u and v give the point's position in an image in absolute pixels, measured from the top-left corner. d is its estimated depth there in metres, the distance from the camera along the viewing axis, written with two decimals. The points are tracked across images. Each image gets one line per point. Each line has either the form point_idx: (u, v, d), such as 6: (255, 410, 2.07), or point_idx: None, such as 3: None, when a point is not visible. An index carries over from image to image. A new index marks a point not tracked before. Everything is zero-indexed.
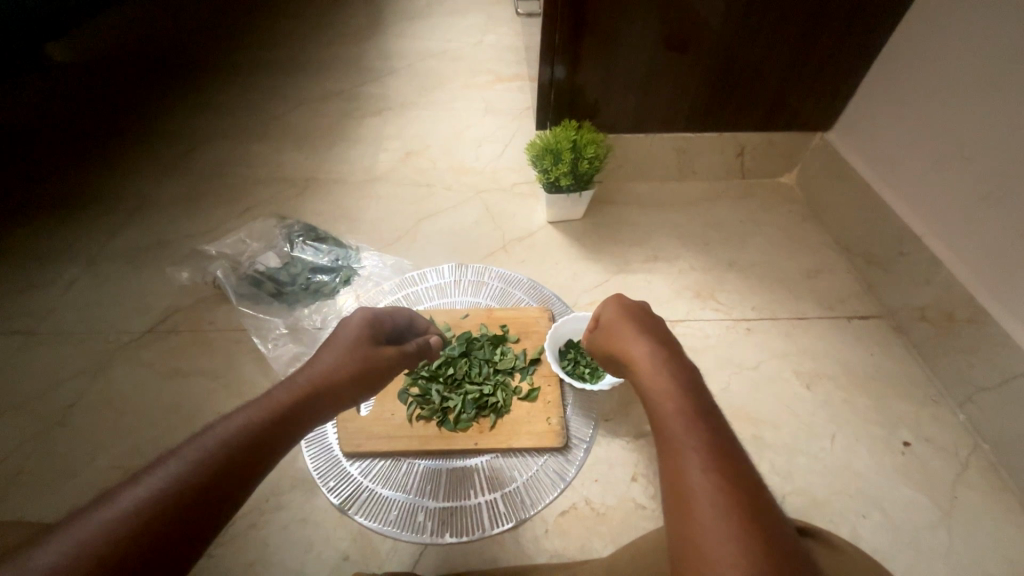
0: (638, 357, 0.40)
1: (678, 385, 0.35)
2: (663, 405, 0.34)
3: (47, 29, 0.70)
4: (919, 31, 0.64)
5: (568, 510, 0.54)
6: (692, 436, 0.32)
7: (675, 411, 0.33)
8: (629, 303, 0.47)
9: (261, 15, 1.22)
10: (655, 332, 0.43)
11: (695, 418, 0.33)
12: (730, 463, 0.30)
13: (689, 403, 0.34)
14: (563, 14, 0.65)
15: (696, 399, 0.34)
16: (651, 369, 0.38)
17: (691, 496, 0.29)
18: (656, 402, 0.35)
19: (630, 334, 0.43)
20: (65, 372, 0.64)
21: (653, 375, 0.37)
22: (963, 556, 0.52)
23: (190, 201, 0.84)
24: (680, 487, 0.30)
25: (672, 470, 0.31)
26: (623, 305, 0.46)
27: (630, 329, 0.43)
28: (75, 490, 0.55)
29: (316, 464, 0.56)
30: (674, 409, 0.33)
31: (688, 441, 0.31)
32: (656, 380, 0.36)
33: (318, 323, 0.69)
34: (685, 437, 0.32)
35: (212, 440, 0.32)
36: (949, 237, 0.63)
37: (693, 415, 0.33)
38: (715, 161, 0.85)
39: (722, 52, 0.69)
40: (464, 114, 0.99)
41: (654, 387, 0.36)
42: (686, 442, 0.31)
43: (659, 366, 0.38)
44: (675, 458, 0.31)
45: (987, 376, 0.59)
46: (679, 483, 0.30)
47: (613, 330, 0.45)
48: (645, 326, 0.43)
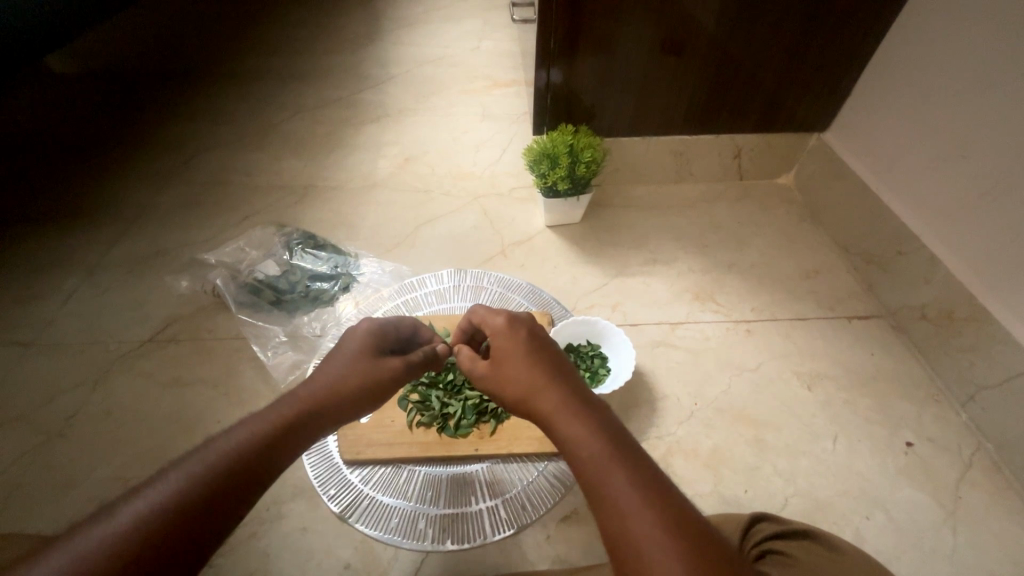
0: (541, 395, 0.35)
1: (592, 425, 0.32)
2: (583, 454, 0.31)
3: (46, 41, 0.71)
4: (912, 31, 0.65)
5: (568, 515, 0.55)
6: (623, 482, 0.29)
7: (598, 457, 0.30)
8: (513, 319, 0.41)
9: (259, 24, 1.23)
10: (548, 351, 0.39)
11: (618, 461, 0.30)
12: (663, 501, 0.29)
13: (611, 444, 0.31)
14: (558, 18, 0.65)
15: (615, 442, 0.31)
16: (560, 409, 0.34)
17: (636, 553, 0.27)
18: (575, 451, 0.32)
19: (524, 363, 0.37)
20: (64, 383, 0.64)
21: (565, 417, 0.33)
22: (967, 556, 0.51)
23: (189, 210, 0.84)
24: (622, 543, 0.28)
25: (610, 525, 0.28)
26: (508, 326, 0.41)
27: (521, 358, 0.38)
28: (74, 502, 0.55)
29: (316, 472, 0.56)
30: (597, 455, 0.31)
31: (620, 489, 0.29)
32: (567, 421, 0.33)
33: (317, 331, 0.69)
34: (616, 484, 0.29)
35: (213, 453, 0.32)
36: (946, 235, 0.63)
37: (616, 458, 0.30)
38: (713, 163, 0.86)
39: (717, 55, 0.69)
40: (462, 120, 1.00)
41: (568, 431, 0.33)
42: (617, 493, 0.29)
43: (567, 405, 0.34)
44: (609, 513, 0.29)
45: (988, 374, 0.59)
46: (621, 538, 0.28)
47: (503, 359, 0.39)
48: (536, 350, 0.38)
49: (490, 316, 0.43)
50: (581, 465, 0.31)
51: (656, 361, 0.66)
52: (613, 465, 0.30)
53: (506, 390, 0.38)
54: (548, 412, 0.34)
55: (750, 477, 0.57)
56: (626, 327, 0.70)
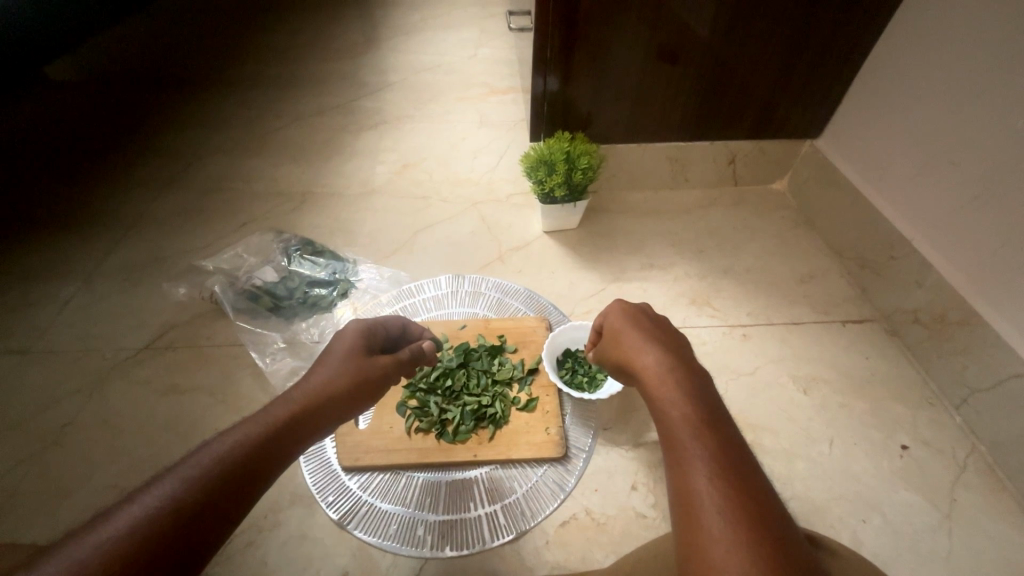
0: (642, 358, 0.38)
1: (687, 391, 0.34)
2: (671, 414, 0.33)
3: (46, 50, 0.72)
4: (901, 41, 0.66)
5: (567, 521, 0.53)
6: (703, 447, 0.31)
7: (685, 414, 0.33)
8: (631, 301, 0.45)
9: (257, 31, 1.24)
10: (663, 330, 0.42)
11: (706, 426, 0.32)
12: (740, 472, 0.30)
13: (701, 412, 0.33)
14: (554, 27, 0.66)
15: (705, 408, 0.33)
16: (657, 373, 0.36)
17: (700, 509, 0.28)
18: (664, 411, 0.34)
19: (635, 333, 0.41)
20: (61, 391, 0.64)
21: (660, 380, 0.36)
22: (963, 559, 0.52)
23: (186, 217, 0.84)
24: (688, 499, 0.29)
25: (681, 482, 0.30)
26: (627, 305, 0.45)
27: (632, 329, 0.42)
28: (70, 511, 0.54)
29: (314, 479, 0.56)
30: (686, 412, 0.33)
31: (698, 452, 0.31)
32: (664, 381, 0.36)
33: (315, 337, 0.69)
34: (696, 448, 0.31)
35: (208, 457, 0.33)
36: (938, 241, 0.64)
37: (705, 425, 0.32)
38: (707, 170, 0.86)
39: (712, 63, 0.70)
40: (459, 126, 1.00)
41: (661, 387, 0.35)
42: (696, 454, 0.30)
43: (665, 371, 0.36)
44: (683, 469, 0.30)
45: (979, 377, 0.60)
46: (688, 493, 0.29)
47: (616, 329, 0.43)
48: (650, 326, 0.42)
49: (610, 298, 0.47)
50: (668, 423, 0.33)
51: None
52: (701, 429, 0.32)
53: (615, 357, 0.42)
54: (646, 375, 0.37)
55: None
56: None
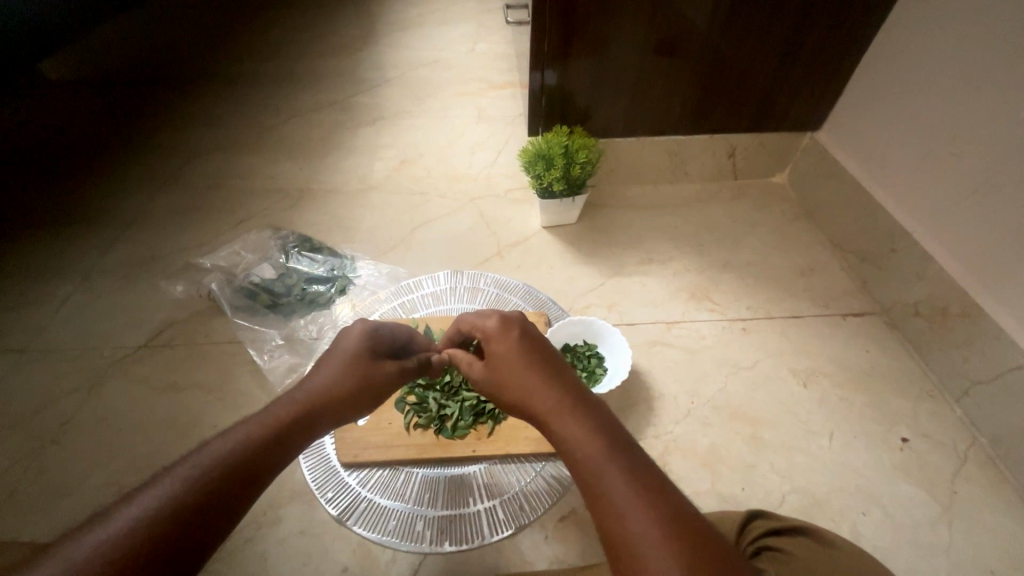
0: (536, 396, 0.35)
1: (587, 424, 0.32)
2: (577, 454, 0.31)
3: (40, 46, 0.71)
4: (901, 31, 0.65)
5: (566, 515, 0.55)
6: (618, 481, 0.29)
7: (593, 455, 0.31)
8: (505, 319, 0.41)
9: (253, 28, 1.23)
10: (542, 351, 0.39)
11: (617, 463, 0.30)
12: (658, 498, 0.29)
13: (605, 443, 0.31)
14: (552, 20, 0.65)
15: (611, 443, 0.31)
16: (554, 408, 0.34)
17: (630, 549, 0.27)
18: (570, 451, 0.32)
19: (520, 363, 0.38)
20: (60, 389, 0.64)
21: (560, 417, 0.33)
22: (963, 551, 0.52)
23: (184, 214, 0.84)
24: (616, 540, 0.28)
25: (607, 524, 0.29)
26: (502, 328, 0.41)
27: (513, 359, 0.38)
28: (70, 508, 0.55)
29: (313, 475, 0.56)
30: (593, 454, 0.31)
31: (614, 488, 0.29)
32: (563, 420, 0.33)
33: (313, 334, 0.69)
34: (612, 485, 0.29)
35: (207, 457, 0.32)
36: (938, 233, 0.64)
37: (614, 457, 0.31)
38: (706, 163, 0.86)
39: (710, 55, 0.69)
40: (457, 122, 1.00)
41: (563, 427, 0.33)
42: (612, 491, 0.29)
43: (565, 408, 0.33)
44: (605, 510, 0.29)
45: (980, 369, 0.59)
46: (622, 542, 0.28)
47: (499, 359, 0.39)
48: (530, 350, 0.38)
49: (485, 315, 0.44)
50: (578, 464, 0.31)
51: (653, 361, 0.66)
52: (610, 463, 0.30)
53: (503, 393, 0.38)
54: (542, 412, 0.34)
55: (747, 475, 0.57)
56: (622, 326, 0.70)
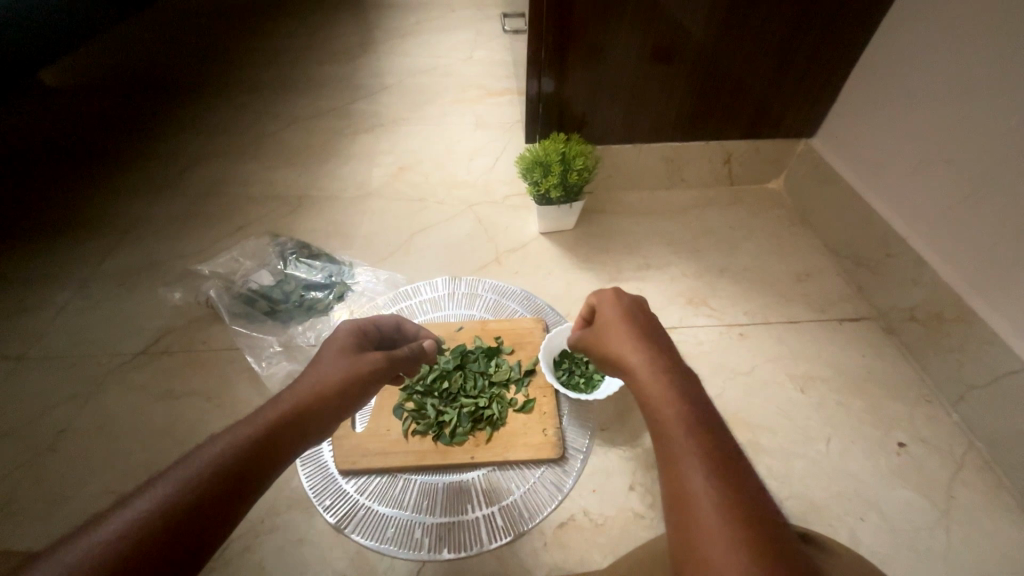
0: (631, 356, 0.38)
1: (677, 390, 0.34)
2: (661, 412, 0.33)
3: (42, 53, 0.72)
4: (894, 39, 0.66)
5: (565, 522, 0.53)
6: (692, 442, 0.31)
7: (673, 414, 0.32)
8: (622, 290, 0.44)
9: (251, 35, 1.24)
10: (654, 328, 0.41)
11: (696, 425, 0.32)
12: (733, 474, 0.29)
13: (691, 410, 0.33)
14: (548, 29, 0.66)
15: (695, 408, 0.33)
16: (649, 371, 0.36)
17: (695, 508, 0.28)
18: (656, 409, 0.33)
19: (625, 330, 0.40)
20: (57, 397, 0.64)
21: (651, 379, 0.35)
22: (962, 556, 0.52)
23: (183, 220, 0.84)
24: (684, 497, 0.29)
25: (674, 474, 0.30)
26: (614, 298, 0.43)
27: (620, 325, 0.41)
28: (66, 518, 0.54)
29: (311, 482, 0.56)
30: (676, 413, 0.32)
31: (692, 453, 0.30)
32: (652, 380, 0.35)
33: (311, 340, 0.69)
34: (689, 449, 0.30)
35: (202, 461, 0.32)
36: (934, 240, 0.64)
37: (693, 420, 0.32)
38: (703, 169, 0.87)
39: (706, 63, 0.70)
40: (455, 129, 1.00)
41: (650, 385, 0.35)
42: (690, 456, 0.30)
43: (653, 368, 0.36)
44: (679, 469, 0.30)
45: (976, 374, 0.60)
46: (683, 492, 0.29)
47: (606, 323, 0.42)
48: (641, 322, 0.41)
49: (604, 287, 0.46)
50: (657, 417, 0.33)
51: None
52: (687, 424, 0.32)
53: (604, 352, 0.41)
54: (635, 371, 0.36)
55: None
56: None
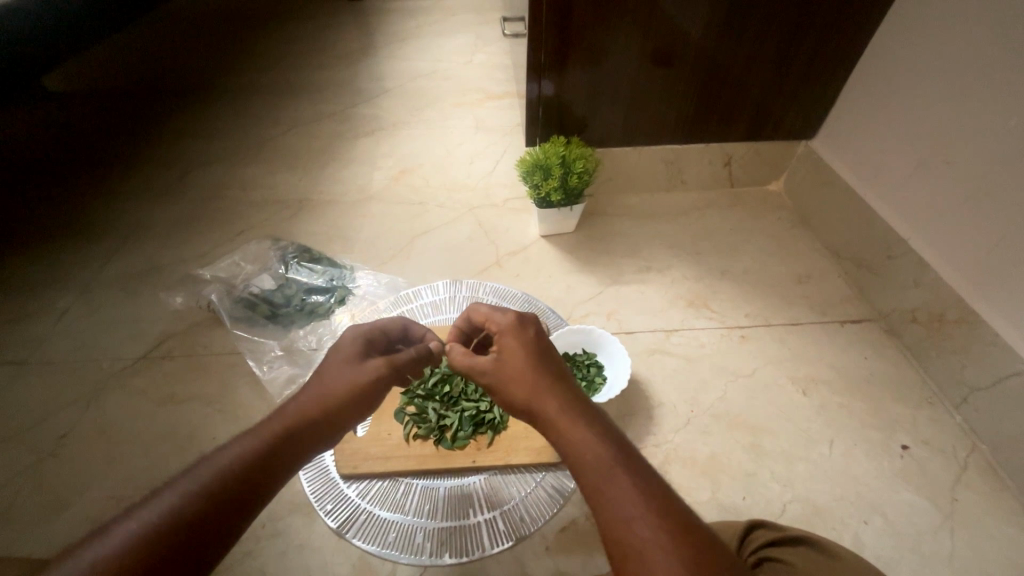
0: (542, 399, 0.35)
1: (595, 431, 0.33)
2: (584, 462, 0.31)
3: (43, 58, 0.72)
4: (893, 40, 0.66)
5: (567, 527, 0.54)
6: (626, 484, 0.30)
7: (598, 461, 0.31)
8: (520, 319, 0.42)
9: (253, 40, 1.24)
10: (547, 356, 0.39)
11: (621, 467, 0.31)
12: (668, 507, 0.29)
13: (613, 449, 0.32)
14: (548, 33, 0.66)
15: (617, 449, 0.32)
16: (562, 413, 0.34)
17: (636, 555, 0.27)
18: (576, 457, 0.32)
19: (526, 366, 0.38)
20: (58, 402, 0.64)
21: (566, 422, 0.34)
22: (965, 559, 0.51)
23: (185, 225, 0.84)
24: (626, 551, 0.28)
25: (611, 527, 0.29)
26: (512, 333, 0.41)
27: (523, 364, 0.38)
28: (66, 524, 0.54)
29: (312, 487, 0.55)
30: (600, 460, 0.31)
31: (624, 502, 0.29)
32: (568, 425, 0.33)
33: (312, 344, 0.69)
34: (619, 494, 0.29)
35: (208, 471, 0.32)
36: (936, 242, 0.64)
37: (618, 462, 0.31)
38: (703, 172, 0.87)
39: (705, 65, 0.70)
40: (455, 132, 1.01)
41: (566, 432, 0.33)
42: (622, 499, 0.29)
43: (568, 410, 0.34)
44: (612, 517, 0.29)
45: (978, 375, 0.59)
46: (626, 546, 0.28)
47: (506, 363, 0.39)
48: (537, 357, 0.38)
49: (496, 313, 0.44)
50: (583, 468, 0.31)
51: (652, 368, 0.66)
52: (613, 467, 0.31)
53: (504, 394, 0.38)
54: (550, 417, 0.34)
55: (748, 483, 0.57)
56: (621, 334, 0.70)
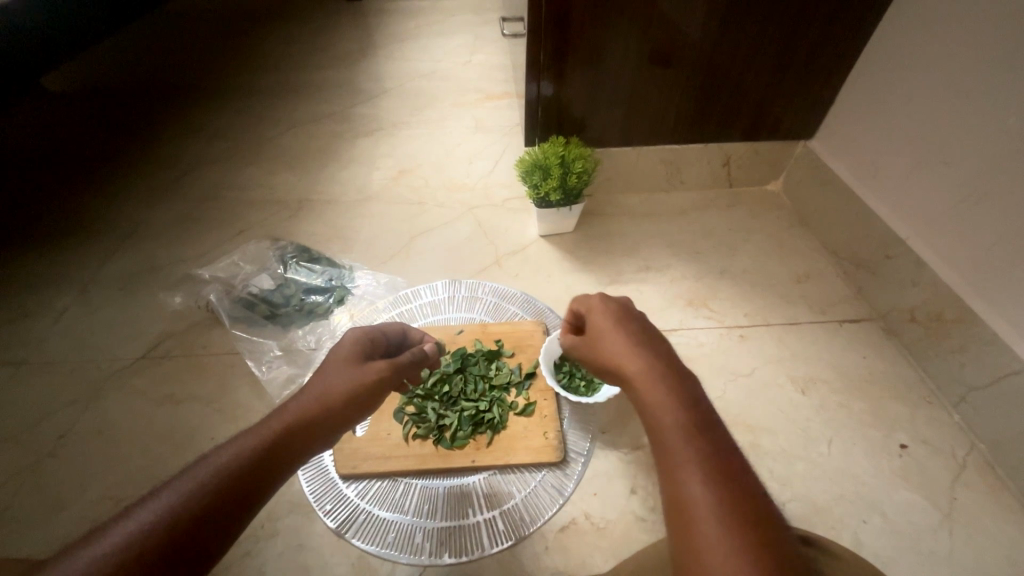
0: (626, 360, 0.37)
1: (674, 394, 0.33)
2: (659, 418, 0.32)
3: (41, 57, 0.72)
4: (892, 39, 0.66)
5: (567, 526, 0.53)
6: (695, 450, 0.30)
7: (673, 422, 0.32)
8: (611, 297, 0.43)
9: (251, 40, 1.24)
10: (640, 326, 0.40)
11: (695, 432, 0.31)
12: (730, 479, 0.29)
13: (687, 414, 0.32)
14: (547, 33, 0.66)
15: (695, 415, 0.32)
16: (645, 376, 0.35)
17: (692, 509, 0.28)
18: (652, 413, 0.33)
19: (615, 331, 0.40)
20: (57, 402, 0.63)
21: (644, 383, 0.35)
22: (964, 558, 0.51)
23: (184, 225, 0.84)
24: (683, 505, 0.29)
25: (673, 482, 0.30)
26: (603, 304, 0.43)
27: (613, 329, 0.40)
28: (64, 525, 0.54)
29: (311, 487, 0.56)
30: (674, 421, 0.32)
31: (690, 462, 0.30)
32: (648, 385, 0.34)
33: (311, 344, 0.69)
34: (684, 456, 0.30)
35: (206, 470, 0.32)
36: (935, 242, 0.64)
37: (695, 426, 0.31)
38: (702, 171, 0.87)
39: (704, 65, 0.70)
40: (454, 132, 1.01)
41: (646, 392, 0.34)
42: (685, 463, 0.30)
43: (651, 373, 0.35)
44: (675, 476, 0.30)
45: (976, 375, 0.60)
46: (684, 501, 0.29)
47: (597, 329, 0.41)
48: (629, 326, 0.40)
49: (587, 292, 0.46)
50: (657, 425, 0.32)
51: None
52: (689, 430, 0.31)
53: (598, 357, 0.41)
54: (632, 377, 0.36)
55: None
56: None
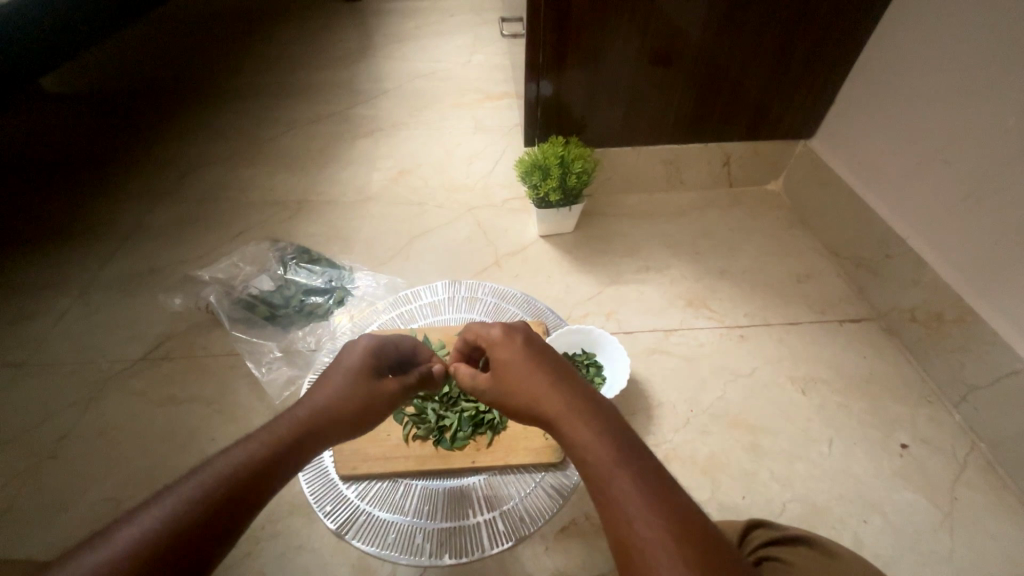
0: (542, 400, 0.36)
1: (596, 430, 0.33)
2: (586, 460, 0.31)
3: (42, 59, 0.72)
4: (892, 39, 0.66)
5: (567, 526, 0.54)
6: (627, 482, 0.30)
7: (600, 459, 0.31)
8: (508, 328, 0.42)
9: (251, 41, 1.24)
10: (547, 356, 0.39)
11: (624, 464, 0.31)
12: (670, 503, 0.29)
13: (615, 450, 0.31)
14: (546, 33, 0.66)
15: (619, 445, 0.32)
16: (565, 414, 0.34)
17: (637, 548, 0.28)
18: (579, 454, 0.32)
19: (528, 368, 0.38)
20: (57, 404, 0.63)
21: (569, 425, 0.34)
22: (965, 558, 0.51)
23: (184, 226, 0.84)
24: (627, 546, 0.28)
25: (614, 525, 0.29)
26: (505, 338, 0.41)
27: (523, 366, 0.38)
28: (65, 526, 0.54)
29: (312, 488, 0.55)
30: (602, 460, 0.31)
31: (626, 499, 0.29)
32: (569, 424, 0.34)
33: (311, 345, 0.69)
34: (622, 495, 0.29)
35: (209, 476, 0.32)
36: (934, 242, 0.64)
37: (619, 458, 0.31)
38: (702, 171, 0.87)
39: (704, 65, 0.70)
40: (454, 132, 1.01)
41: (569, 431, 0.33)
42: (623, 496, 0.29)
43: (569, 410, 0.34)
44: (614, 517, 0.29)
45: (977, 374, 0.59)
46: (628, 543, 0.28)
47: (506, 368, 0.39)
48: (538, 357, 0.39)
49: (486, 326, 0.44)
50: (586, 467, 0.31)
51: (652, 369, 0.66)
52: (617, 464, 0.31)
53: (507, 396, 0.39)
54: (553, 417, 0.35)
55: (748, 483, 0.57)
56: (620, 334, 0.70)
